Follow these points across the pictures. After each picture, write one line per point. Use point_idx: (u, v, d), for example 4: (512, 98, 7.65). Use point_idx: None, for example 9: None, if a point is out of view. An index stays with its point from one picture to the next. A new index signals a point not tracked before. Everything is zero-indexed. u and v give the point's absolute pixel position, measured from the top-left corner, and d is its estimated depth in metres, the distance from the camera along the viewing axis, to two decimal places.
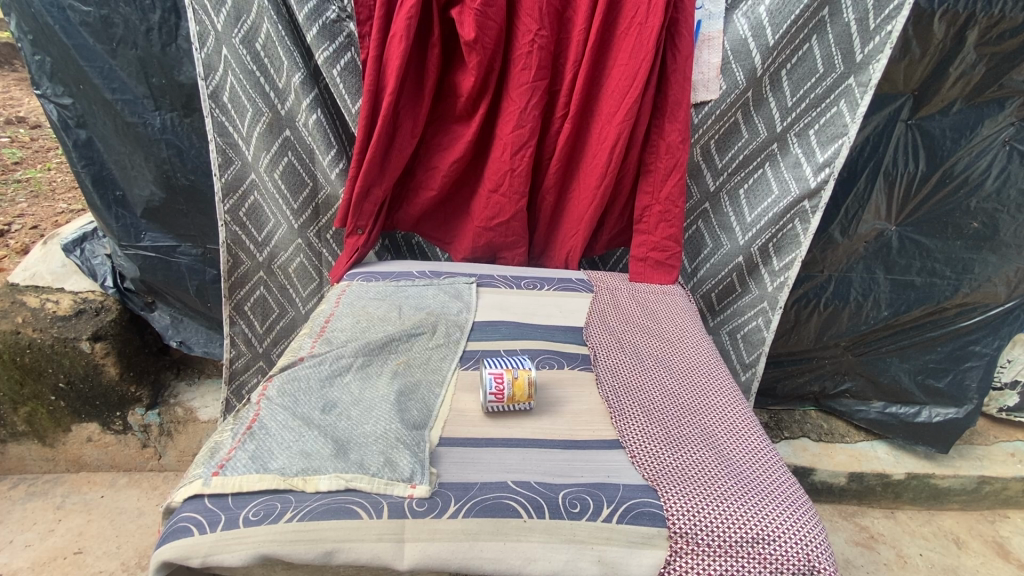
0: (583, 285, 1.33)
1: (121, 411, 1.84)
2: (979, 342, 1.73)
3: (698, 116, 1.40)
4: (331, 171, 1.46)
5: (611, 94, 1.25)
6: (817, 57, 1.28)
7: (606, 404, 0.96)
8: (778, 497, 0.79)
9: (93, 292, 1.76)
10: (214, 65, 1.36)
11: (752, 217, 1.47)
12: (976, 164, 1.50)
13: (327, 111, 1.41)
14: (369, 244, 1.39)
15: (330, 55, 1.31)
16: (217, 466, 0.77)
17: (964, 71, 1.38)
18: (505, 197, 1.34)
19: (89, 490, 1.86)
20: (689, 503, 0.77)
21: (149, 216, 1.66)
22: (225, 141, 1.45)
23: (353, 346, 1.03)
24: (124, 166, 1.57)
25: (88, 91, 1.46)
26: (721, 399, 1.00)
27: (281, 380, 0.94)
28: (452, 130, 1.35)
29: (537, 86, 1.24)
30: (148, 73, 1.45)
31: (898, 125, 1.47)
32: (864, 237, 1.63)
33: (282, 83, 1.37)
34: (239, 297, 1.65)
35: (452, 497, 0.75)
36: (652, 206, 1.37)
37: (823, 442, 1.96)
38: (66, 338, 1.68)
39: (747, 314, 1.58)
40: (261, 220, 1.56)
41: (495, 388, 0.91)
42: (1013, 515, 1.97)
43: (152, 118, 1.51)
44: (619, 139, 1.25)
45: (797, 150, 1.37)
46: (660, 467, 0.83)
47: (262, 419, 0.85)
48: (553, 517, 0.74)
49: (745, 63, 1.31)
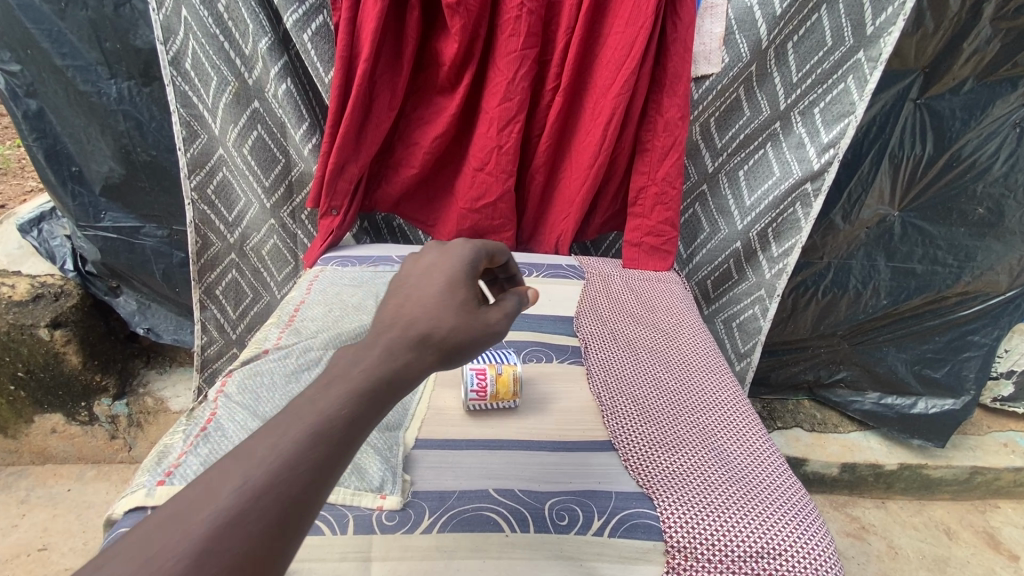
0: (574, 272, 1.25)
1: (86, 402, 1.75)
2: (978, 332, 1.69)
3: (699, 91, 1.32)
4: (303, 147, 1.36)
5: (606, 64, 1.15)
6: (827, 29, 1.18)
7: (598, 402, 0.89)
8: (782, 506, 0.73)
9: (52, 276, 1.65)
10: (173, 28, 1.23)
11: (752, 201, 1.39)
12: (986, 146, 1.43)
13: (298, 81, 1.30)
14: (345, 226, 1.29)
15: (300, 18, 1.19)
16: (162, 474, 0.69)
17: (978, 47, 1.31)
18: (491, 176, 1.25)
19: (55, 484, 1.77)
20: (688, 513, 0.70)
21: (109, 194, 1.54)
22: (188, 113, 1.33)
23: (322, 338, 0.94)
24: (79, 139, 1.45)
25: (36, 56, 1.34)
26: (720, 396, 0.93)
27: (242, 375, 0.86)
28: (435, 103, 1.25)
29: (526, 55, 1.14)
30: (101, 36, 1.33)
31: (906, 105, 1.40)
32: (865, 224, 1.57)
33: (248, 49, 1.26)
34: (209, 281, 1.55)
35: (427, 509, 0.68)
36: (648, 187, 1.28)
37: (816, 433, 1.94)
38: (23, 325, 1.56)
39: (743, 302, 1.52)
40: (231, 199, 1.46)
41: (477, 385, 0.83)
42: (1003, 505, 1.95)
43: (108, 87, 1.39)
44: (614, 114, 1.16)
45: (801, 129, 1.29)
46: (655, 473, 0.76)
47: (219, 420, 0.77)
48: (538, 532, 0.67)
49: (750, 34, 1.22)
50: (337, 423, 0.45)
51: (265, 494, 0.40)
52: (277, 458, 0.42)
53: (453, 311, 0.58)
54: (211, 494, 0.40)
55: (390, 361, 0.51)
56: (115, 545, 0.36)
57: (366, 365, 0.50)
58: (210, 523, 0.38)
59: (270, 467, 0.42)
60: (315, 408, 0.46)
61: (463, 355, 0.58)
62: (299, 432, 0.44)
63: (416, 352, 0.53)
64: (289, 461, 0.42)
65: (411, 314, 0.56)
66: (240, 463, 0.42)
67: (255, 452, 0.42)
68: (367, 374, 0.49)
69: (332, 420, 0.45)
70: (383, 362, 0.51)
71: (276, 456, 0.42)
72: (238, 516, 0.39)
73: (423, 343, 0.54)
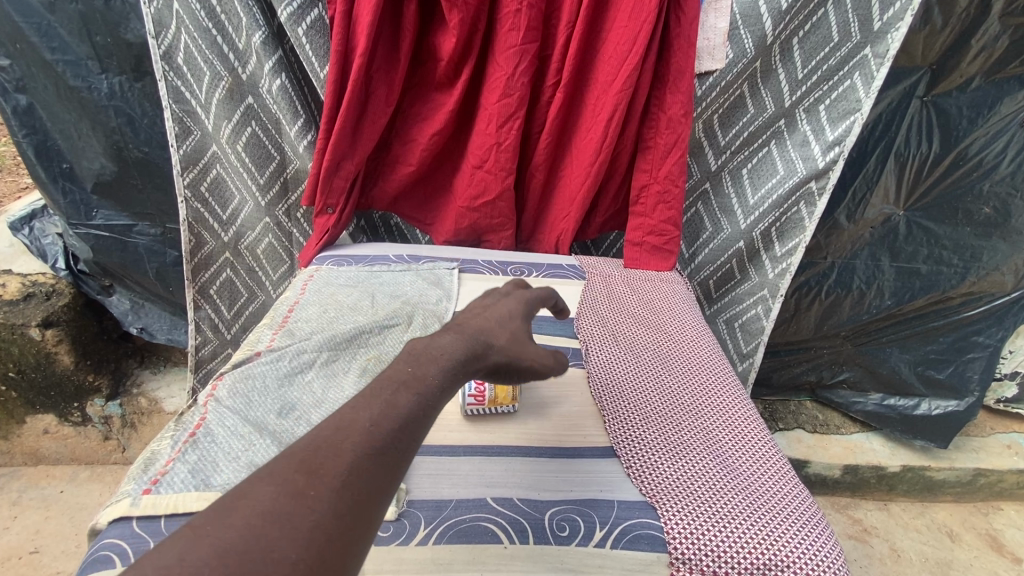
0: (574, 271, 1.23)
1: (78, 402, 1.72)
2: (982, 333, 1.67)
3: (702, 88, 1.29)
4: (299, 144, 1.34)
5: (608, 60, 1.12)
6: (833, 24, 1.16)
7: (599, 406, 0.87)
8: (790, 514, 0.71)
9: (44, 275, 1.62)
10: (164, 22, 1.21)
11: (755, 200, 1.37)
12: (993, 145, 1.40)
13: (293, 76, 1.28)
14: (341, 224, 1.27)
15: (294, 11, 1.16)
16: (148, 482, 0.67)
17: (987, 43, 1.28)
18: (490, 174, 1.22)
19: (47, 485, 1.75)
20: (693, 523, 0.68)
21: (100, 191, 1.51)
22: (181, 109, 1.30)
23: (316, 340, 0.92)
24: (70, 135, 1.42)
25: (24, 50, 1.31)
26: (725, 400, 0.91)
27: (233, 379, 0.83)
28: (432, 99, 1.22)
29: (525, 50, 1.11)
30: (91, 30, 1.30)
31: (913, 103, 1.38)
32: (870, 223, 1.55)
33: (242, 43, 1.23)
34: (203, 280, 1.53)
35: (422, 519, 0.66)
36: (650, 186, 1.25)
37: (818, 434, 1.92)
38: (13, 325, 1.53)
39: (746, 303, 1.50)
40: (225, 197, 1.43)
41: (474, 390, 0.80)
42: (1006, 507, 1.94)
43: (98, 82, 1.36)
44: (616, 111, 1.13)
45: (806, 126, 1.26)
46: (659, 480, 0.74)
47: (208, 425, 0.75)
48: (538, 544, 0.65)
49: (755, 29, 1.19)
50: (429, 392, 0.52)
51: (379, 446, 0.46)
52: (386, 419, 0.48)
53: (511, 332, 0.65)
54: (334, 444, 0.45)
55: (464, 349, 0.58)
56: (268, 477, 0.41)
57: (445, 346, 0.57)
58: (340, 467, 0.43)
59: (381, 424, 0.47)
60: (406, 380, 0.52)
61: (515, 373, 0.65)
62: (400, 399, 0.50)
63: (482, 353, 0.60)
64: (394, 423, 0.48)
65: (475, 324, 0.63)
66: (355, 419, 0.47)
67: (365, 412, 0.48)
68: (448, 357, 0.56)
69: (424, 389, 0.52)
70: (459, 351, 0.58)
71: (386, 414, 0.48)
72: (361, 462, 0.44)
73: (489, 348, 0.61)
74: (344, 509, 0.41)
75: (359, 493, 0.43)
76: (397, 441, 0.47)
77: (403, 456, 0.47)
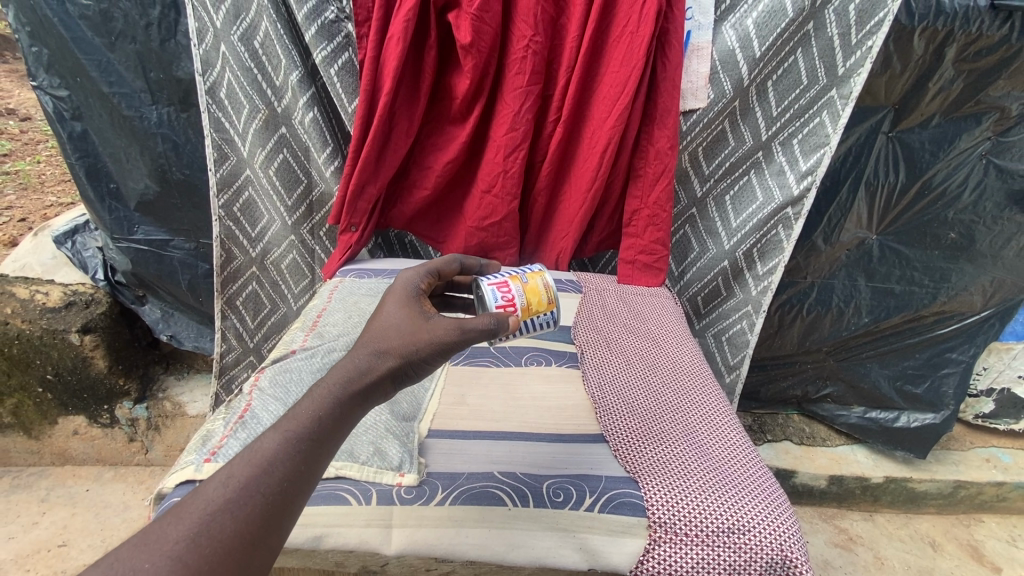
0: (572, 286, 1.36)
1: (108, 405, 1.84)
2: (955, 349, 1.79)
3: (687, 124, 1.44)
4: (326, 169, 1.48)
5: (603, 100, 1.28)
6: (802, 69, 1.31)
7: (593, 400, 0.99)
8: (753, 490, 0.81)
9: (83, 285, 1.76)
10: (211, 62, 1.37)
11: (738, 223, 1.51)
12: (954, 175, 1.55)
13: (323, 109, 1.43)
14: (362, 241, 1.41)
15: (327, 55, 1.33)
16: (208, 453, 0.80)
17: (943, 86, 1.43)
18: (498, 198, 1.37)
19: (74, 483, 1.86)
20: (668, 494, 0.79)
21: (142, 209, 1.66)
22: (220, 137, 1.46)
23: (344, 341, 1.05)
24: (119, 158, 1.58)
25: (84, 83, 1.47)
26: (703, 397, 1.02)
27: (272, 371, 0.96)
28: (447, 131, 1.37)
29: (530, 91, 1.27)
30: (146, 67, 1.46)
31: (879, 137, 1.53)
32: (845, 246, 1.68)
33: (279, 80, 1.38)
34: (231, 292, 1.67)
35: (440, 486, 0.79)
36: (641, 210, 1.39)
37: (804, 445, 2.02)
38: (56, 329, 1.67)
39: (731, 317, 1.63)
40: (255, 216, 1.57)
41: (508, 299, 0.90)
42: (987, 519, 2.02)
43: (148, 112, 1.52)
44: (609, 143, 1.28)
45: (781, 158, 1.41)
46: (641, 460, 0.86)
47: (254, 410, 0.87)
48: (537, 506, 0.78)
49: (732, 74, 1.34)
50: (298, 437, 0.60)
51: (234, 495, 0.56)
52: (244, 472, 0.57)
53: (401, 327, 0.71)
54: (198, 501, 0.55)
55: (347, 376, 0.66)
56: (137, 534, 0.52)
57: (330, 380, 0.66)
58: (188, 525, 0.53)
59: (234, 481, 0.56)
60: (278, 428, 0.61)
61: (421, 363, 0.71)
62: (264, 447, 0.59)
63: (368, 368, 0.67)
64: (257, 468, 0.58)
65: (368, 334, 0.71)
66: (220, 474, 0.57)
67: (233, 464, 0.58)
68: (329, 394, 0.64)
69: (291, 433, 0.60)
70: (342, 376, 0.66)
71: (251, 463, 0.58)
72: (216, 511, 0.54)
73: (382, 353, 0.68)
74: (196, 551, 0.52)
75: (207, 548, 0.52)
76: (254, 495, 0.56)
77: (266, 504, 0.57)
